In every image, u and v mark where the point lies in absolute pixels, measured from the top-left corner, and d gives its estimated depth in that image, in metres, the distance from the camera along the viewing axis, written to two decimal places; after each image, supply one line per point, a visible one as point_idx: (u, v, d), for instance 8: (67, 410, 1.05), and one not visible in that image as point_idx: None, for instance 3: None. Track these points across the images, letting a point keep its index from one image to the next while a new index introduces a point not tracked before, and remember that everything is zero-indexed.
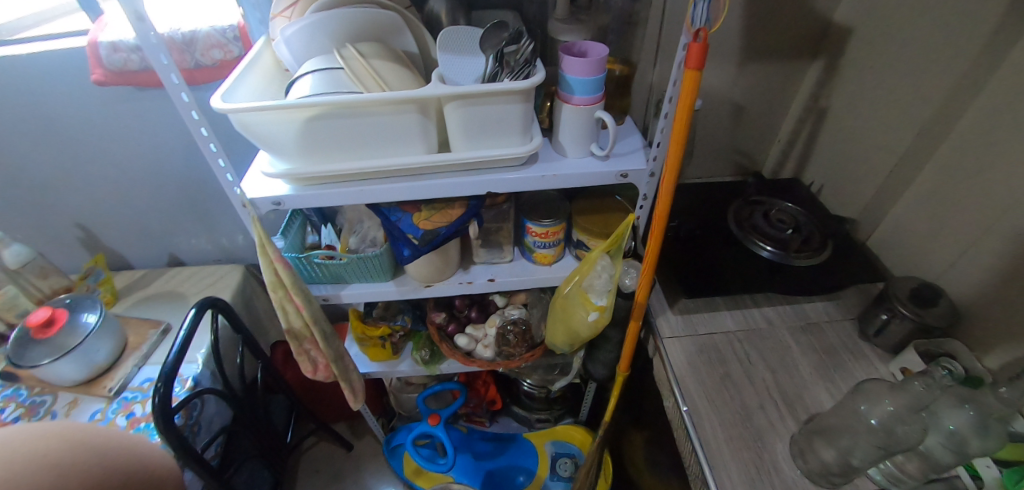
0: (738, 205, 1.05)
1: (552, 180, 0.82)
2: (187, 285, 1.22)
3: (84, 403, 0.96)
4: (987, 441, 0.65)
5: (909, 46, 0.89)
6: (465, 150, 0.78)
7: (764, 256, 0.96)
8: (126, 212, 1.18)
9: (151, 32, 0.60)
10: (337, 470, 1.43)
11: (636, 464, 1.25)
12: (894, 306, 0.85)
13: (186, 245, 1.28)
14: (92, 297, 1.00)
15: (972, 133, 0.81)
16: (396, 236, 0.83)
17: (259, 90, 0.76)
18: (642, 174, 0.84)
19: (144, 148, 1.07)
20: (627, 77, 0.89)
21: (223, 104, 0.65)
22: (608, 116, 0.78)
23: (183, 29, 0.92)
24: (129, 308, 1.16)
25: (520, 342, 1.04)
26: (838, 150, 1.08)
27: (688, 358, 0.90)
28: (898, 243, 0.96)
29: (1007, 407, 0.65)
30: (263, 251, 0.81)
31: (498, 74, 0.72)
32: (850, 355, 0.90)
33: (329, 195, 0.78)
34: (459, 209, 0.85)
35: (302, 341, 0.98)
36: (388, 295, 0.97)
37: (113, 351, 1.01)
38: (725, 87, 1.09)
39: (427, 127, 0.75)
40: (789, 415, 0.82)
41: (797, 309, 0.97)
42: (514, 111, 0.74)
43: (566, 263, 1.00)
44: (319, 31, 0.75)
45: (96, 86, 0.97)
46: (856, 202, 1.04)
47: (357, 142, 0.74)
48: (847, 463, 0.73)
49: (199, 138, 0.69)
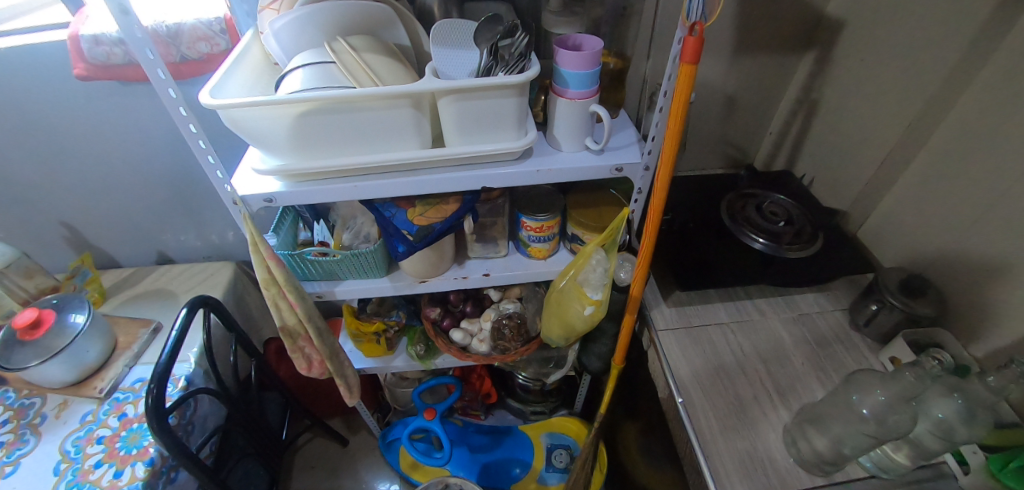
0: (731, 198, 1.06)
1: (548, 175, 0.82)
2: (176, 283, 1.20)
3: (75, 404, 0.95)
4: (974, 428, 0.67)
5: (900, 39, 0.90)
6: (460, 144, 0.77)
7: (757, 248, 0.96)
8: (113, 209, 1.16)
9: (135, 25, 0.58)
10: (334, 466, 1.43)
11: (631, 453, 1.27)
12: (883, 297, 0.87)
13: (175, 242, 1.26)
14: (80, 297, 0.98)
15: (961, 126, 0.82)
16: (390, 232, 0.83)
17: (248, 85, 0.75)
18: (637, 168, 0.84)
19: (130, 144, 1.05)
20: (622, 71, 0.88)
21: (212, 100, 0.64)
22: (603, 110, 0.78)
23: (167, 22, 0.90)
24: (118, 307, 1.15)
25: (516, 335, 1.05)
26: (829, 143, 1.09)
27: (683, 350, 0.91)
28: (887, 234, 0.98)
29: (994, 395, 0.66)
30: (255, 249, 0.80)
31: (493, 67, 0.72)
32: (841, 345, 0.91)
33: (322, 192, 0.77)
34: (454, 204, 0.84)
35: (295, 338, 0.97)
36: (383, 292, 0.96)
37: (104, 351, 1.00)
38: (718, 80, 1.09)
39: (421, 121, 0.74)
40: (782, 405, 0.84)
41: (789, 300, 0.99)
42: (509, 105, 0.73)
43: (560, 256, 1.00)
44: (309, 24, 0.73)
45: (78, 80, 0.94)
46: (847, 194, 1.06)
47: (350, 138, 0.73)
48: (840, 452, 0.74)
49: (187, 135, 0.67)
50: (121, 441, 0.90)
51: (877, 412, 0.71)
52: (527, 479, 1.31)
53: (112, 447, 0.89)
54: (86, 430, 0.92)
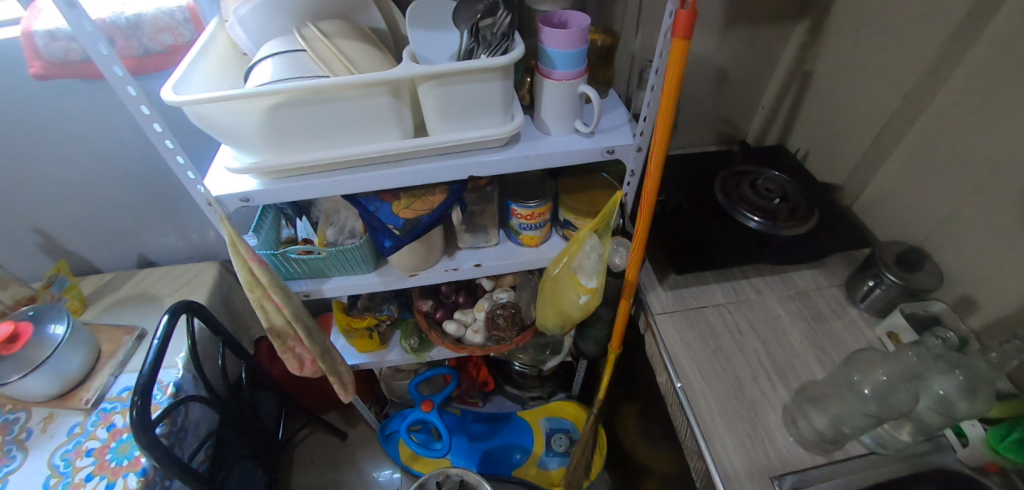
0: (724, 176, 1.03)
1: (536, 160, 0.79)
2: (159, 286, 1.17)
3: (61, 417, 0.93)
4: (975, 403, 0.67)
5: (895, 6, 0.87)
6: (444, 132, 0.74)
7: (751, 227, 0.94)
8: (87, 213, 1.11)
9: (84, 20, 0.54)
10: (334, 460, 1.42)
11: (630, 435, 1.27)
12: (881, 273, 0.86)
13: (155, 243, 1.22)
14: (58, 307, 0.95)
15: (958, 95, 0.80)
16: (376, 227, 0.79)
17: (215, 77, 0.70)
18: (629, 149, 0.81)
19: (98, 144, 1.00)
20: (610, 48, 0.85)
21: (175, 97, 0.60)
22: (592, 90, 0.74)
23: (126, 13, 0.85)
24: (100, 314, 1.11)
25: (510, 324, 1.03)
26: (823, 115, 1.06)
27: (680, 333, 0.90)
28: (883, 207, 0.96)
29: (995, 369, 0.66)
30: (235, 250, 0.77)
31: (474, 49, 0.67)
32: (838, 321, 0.90)
33: (301, 188, 0.74)
34: (440, 195, 0.81)
35: (285, 339, 0.95)
36: (372, 287, 0.94)
37: (87, 361, 0.97)
38: (709, 54, 1.06)
39: (401, 110, 0.70)
40: (781, 384, 0.83)
41: (785, 277, 0.98)
42: (493, 88, 0.69)
43: (553, 243, 0.98)
44: (275, 9, 0.68)
45: (36, 80, 0.89)
46: (842, 167, 1.04)
47: (327, 130, 0.69)
48: (840, 430, 0.75)
49: (152, 135, 0.63)
50: (111, 452, 0.88)
51: (879, 391, 0.71)
52: (528, 464, 1.32)
53: (102, 459, 0.87)
54: (74, 443, 0.89)
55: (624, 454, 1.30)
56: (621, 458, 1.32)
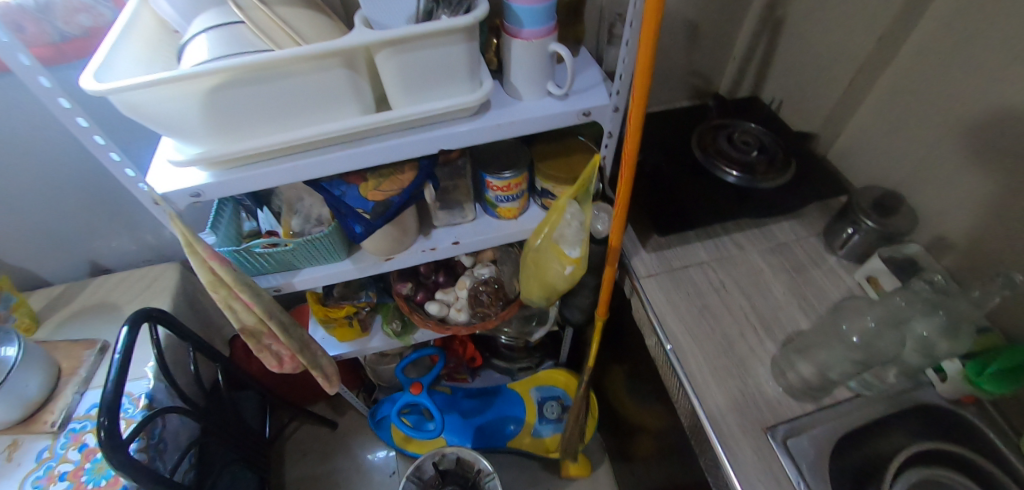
0: (701, 131, 1.02)
1: (509, 128, 0.75)
2: (117, 293, 1.09)
3: (27, 443, 0.87)
4: (954, 341, 0.70)
5: None
6: (407, 105, 0.68)
7: (730, 182, 0.94)
8: (24, 222, 1.02)
9: None
10: (326, 450, 1.40)
11: (618, 395, 1.27)
12: (858, 219, 0.87)
13: (107, 248, 1.14)
14: (4, 328, 0.87)
15: (933, 35, 0.79)
16: (343, 213, 0.74)
17: (144, 60, 0.63)
18: (605, 110, 0.77)
19: (26, 145, 0.90)
20: (578, 3, 0.80)
21: (97, 85, 0.53)
22: (563, 49, 0.70)
23: None
24: (54, 330, 1.03)
25: (494, 300, 1.00)
26: (796, 63, 1.05)
27: (667, 295, 0.89)
28: (858, 153, 0.96)
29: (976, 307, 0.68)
30: (191, 251, 0.72)
31: (435, 10, 0.64)
32: (819, 270, 0.91)
33: (257, 177, 0.68)
34: (409, 173, 0.76)
35: (259, 337, 0.90)
36: (347, 275, 0.89)
37: (46, 382, 0.90)
38: (679, 5, 1.01)
39: (358, 83, 0.64)
40: (767, 337, 0.84)
41: (766, 230, 0.97)
42: (457, 53, 0.64)
43: (532, 213, 0.94)
44: None
45: None
46: (817, 115, 1.03)
47: (278, 111, 0.63)
48: (825, 377, 0.76)
49: (78, 130, 0.56)
50: (87, 473, 0.83)
51: (866, 338, 0.72)
52: (522, 435, 1.32)
53: (78, 481, 0.82)
54: (45, 468, 0.84)
55: (615, 415, 1.32)
56: (612, 418, 1.34)
